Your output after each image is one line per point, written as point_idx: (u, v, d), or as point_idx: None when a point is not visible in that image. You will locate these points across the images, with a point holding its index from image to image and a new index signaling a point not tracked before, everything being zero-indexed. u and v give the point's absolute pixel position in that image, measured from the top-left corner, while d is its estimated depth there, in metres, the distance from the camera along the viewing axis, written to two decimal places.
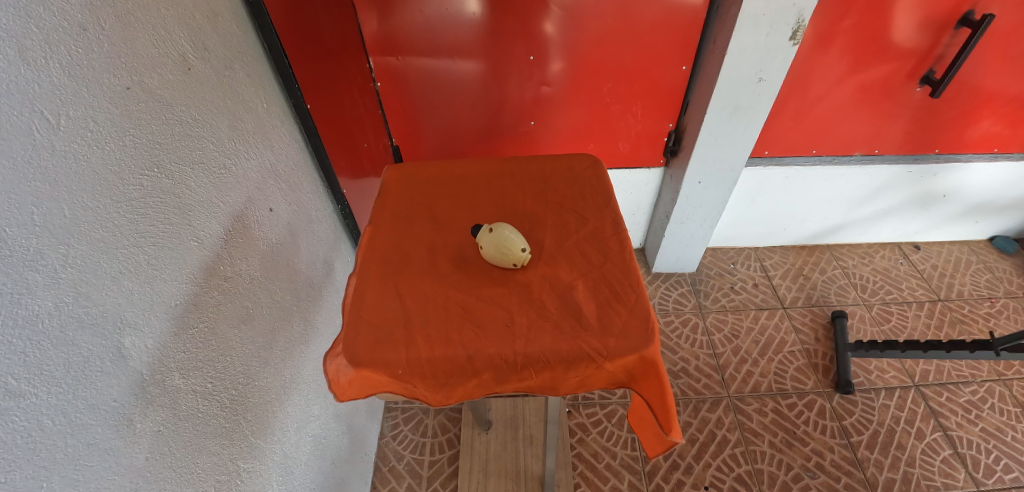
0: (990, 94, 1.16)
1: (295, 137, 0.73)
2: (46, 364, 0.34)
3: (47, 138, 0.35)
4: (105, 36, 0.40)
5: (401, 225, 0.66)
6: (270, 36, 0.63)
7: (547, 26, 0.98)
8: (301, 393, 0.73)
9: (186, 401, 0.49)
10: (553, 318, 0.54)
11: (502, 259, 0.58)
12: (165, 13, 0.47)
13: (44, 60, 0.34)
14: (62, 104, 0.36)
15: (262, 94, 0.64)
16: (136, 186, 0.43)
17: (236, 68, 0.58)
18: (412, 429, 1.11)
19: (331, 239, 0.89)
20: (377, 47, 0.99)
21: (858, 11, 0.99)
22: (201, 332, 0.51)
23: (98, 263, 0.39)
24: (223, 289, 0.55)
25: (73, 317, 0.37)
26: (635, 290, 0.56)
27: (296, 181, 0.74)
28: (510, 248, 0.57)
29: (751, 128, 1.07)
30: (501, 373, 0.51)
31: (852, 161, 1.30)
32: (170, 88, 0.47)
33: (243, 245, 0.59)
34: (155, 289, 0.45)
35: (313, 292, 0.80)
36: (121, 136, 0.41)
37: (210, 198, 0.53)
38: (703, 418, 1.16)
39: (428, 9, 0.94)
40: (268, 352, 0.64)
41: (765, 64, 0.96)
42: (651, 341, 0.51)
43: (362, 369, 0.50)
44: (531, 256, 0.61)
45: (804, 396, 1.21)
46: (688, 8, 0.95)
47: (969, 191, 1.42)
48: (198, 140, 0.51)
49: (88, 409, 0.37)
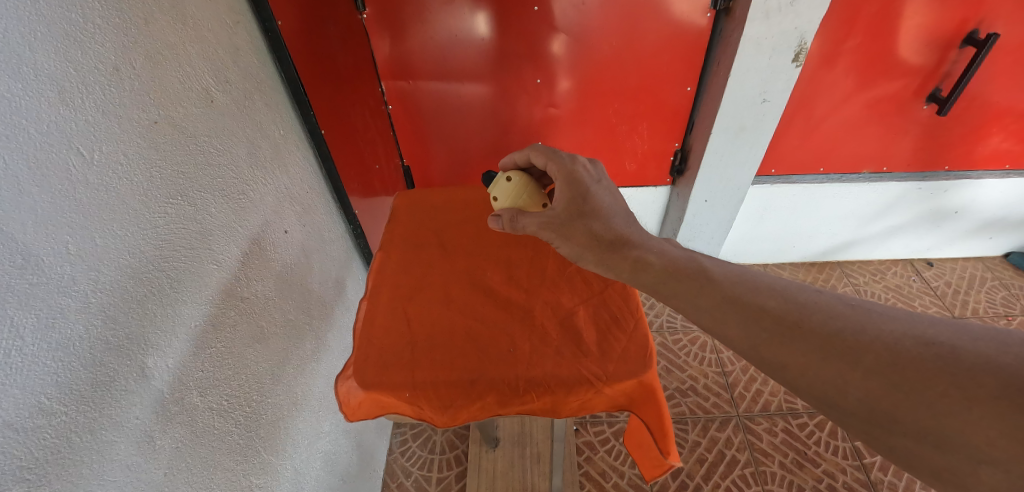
0: (999, 110, 1.16)
1: (310, 161, 0.76)
2: (76, 383, 0.36)
3: (81, 172, 0.37)
4: (135, 74, 0.42)
5: (410, 251, 0.69)
6: (288, 67, 0.66)
7: (553, 49, 1.00)
8: (312, 410, 0.75)
9: (203, 418, 0.51)
10: (554, 343, 0.55)
11: (514, 208, 0.60)
12: (191, 50, 0.50)
13: (81, 100, 0.37)
14: (96, 140, 0.38)
15: (280, 122, 0.67)
16: (161, 214, 0.45)
17: (255, 98, 0.61)
18: (420, 446, 1.12)
19: (343, 259, 0.91)
20: (390, 71, 1.03)
21: (860, 31, 1.00)
22: (219, 352, 0.53)
23: (126, 288, 0.41)
24: (240, 309, 0.57)
25: (101, 340, 0.39)
26: (634, 315, 0.57)
27: (310, 204, 0.76)
28: (527, 200, 0.61)
29: (756, 148, 1.08)
30: (502, 397, 0.51)
31: (860, 179, 1.30)
32: (194, 120, 0.50)
33: (259, 266, 0.61)
34: (177, 311, 0.47)
35: (324, 311, 0.82)
36: (149, 168, 0.44)
37: (228, 223, 0.55)
38: (711, 438, 1.16)
39: (438, 35, 0.97)
40: (281, 370, 0.66)
41: (768, 86, 0.97)
42: (649, 366, 0.52)
43: (370, 392, 0.52)
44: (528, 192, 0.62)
45: (814, 416, 1.19)
46: (691, 31, 0.97)
47: (982, 208, 1.40)
48: (218, 168, 0.54)
49: (113, 426, 0.40)
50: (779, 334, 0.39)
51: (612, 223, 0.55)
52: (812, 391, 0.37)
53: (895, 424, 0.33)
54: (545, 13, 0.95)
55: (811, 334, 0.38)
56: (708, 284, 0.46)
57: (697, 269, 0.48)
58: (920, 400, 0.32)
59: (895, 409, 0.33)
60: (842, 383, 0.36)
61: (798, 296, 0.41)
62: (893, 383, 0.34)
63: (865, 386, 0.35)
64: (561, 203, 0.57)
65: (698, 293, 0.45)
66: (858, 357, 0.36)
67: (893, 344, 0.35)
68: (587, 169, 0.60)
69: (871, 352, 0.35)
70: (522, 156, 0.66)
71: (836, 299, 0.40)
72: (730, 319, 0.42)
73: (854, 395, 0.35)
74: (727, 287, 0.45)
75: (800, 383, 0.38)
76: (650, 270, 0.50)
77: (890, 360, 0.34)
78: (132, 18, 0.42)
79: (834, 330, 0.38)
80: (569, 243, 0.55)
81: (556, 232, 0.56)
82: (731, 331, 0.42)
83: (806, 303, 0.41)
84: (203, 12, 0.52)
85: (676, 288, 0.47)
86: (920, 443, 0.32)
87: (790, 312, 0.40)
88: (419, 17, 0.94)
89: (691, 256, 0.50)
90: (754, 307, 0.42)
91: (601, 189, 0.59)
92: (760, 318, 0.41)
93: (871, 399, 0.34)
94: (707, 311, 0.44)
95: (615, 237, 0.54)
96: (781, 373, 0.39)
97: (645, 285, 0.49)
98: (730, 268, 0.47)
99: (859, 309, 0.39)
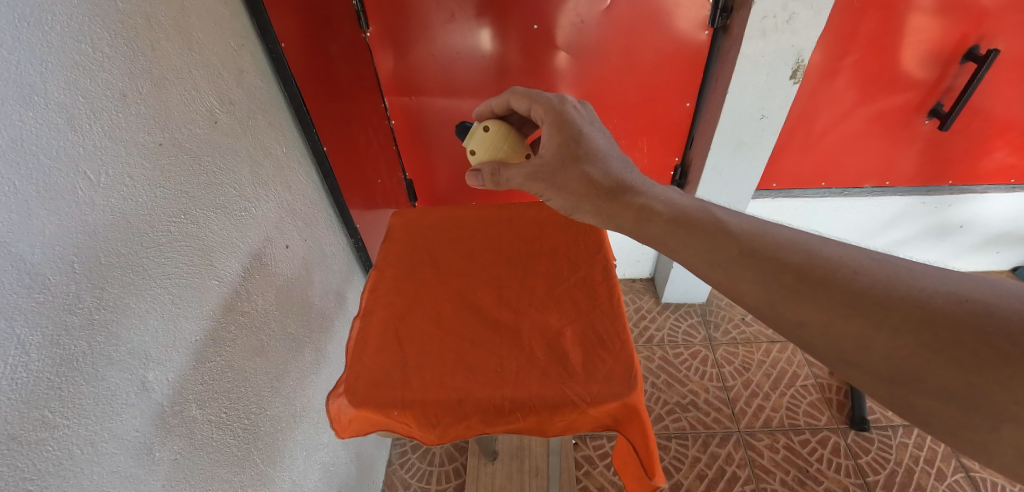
0: (1004, 124, 1.15)
1: (312, 178, 0.78)
2: (78, 397, 0.38)
3: (88, 195, 0.39)
4: (142, 99, 0.44)
5: (404, 269, 0.70)
6: (290, 86, 0.68)
7: (553, 67, 1.02)
8: (311, 422, 0.76)
9: (201, 430, 0.52)
10: (541, 364, 0.56)
11: (495, 160, 0.64)
12: (196, 75, 0.51)
13: (88, 125, 0.39)
14: (102, 164, 0.40)
15: (282, 140, 0.69)
16: (164, 232, 0.47)
17: (258, 117, 0.63)
18: (419, 457, 1.13)
19: (344, 271, 0.93)
20: (392, 87, 1.05)
21: (860, 47, 1.00)
22: (218, 365, 0.54)
23: (128, 305, 0.42)
24: (240, 323, 0.59)
25: (103, 355, 0.40)
26: (620, 336, 0.58)
27: (311, 219, 0.78)
28: (507, 150, 0.65)
29: (755, 165, 1.10)
30: (488, 417, 0.52)
31: (863, 193, 1.29)
32: (197, 141, 0.51)
33: (259, 280, 0.63)
34: (177, 326, 0.48)
35: (325, 323, 0.83)
36: (153, 189, 0.45)
37: (230, 240, 0.57)
38: (712, 454, 1.15)
39: (440, 53, 0.99)
40: (281, 382, 0.68)
41: (766, 102, 0.98)
42: (634, 388, 0.52)
43: (361, 410, 0.53)
44: (504, 143, 0.65)
45: (817, 433, 1.18)
46: (689, 48, 0.99)
47: (987, 222, 1.39)
48: (220, 187, 0.55)
49: (113, 438, 0.41)
50: (799, 290, 0.39)
51: (609, 167, 0.55)
52: (832, 350, 0.37)
53: (920, 384, 0.33)
54: (545, 31, 0.96)
55: (834, 290, 0.37)
56: (725, 237, 0.45)
57: (713, 222, 0.47)
58: (944, 359, 0.32)
59: (921, 368, 0.33)
60: (866, 343, 0.35)
61: (820, 250, 0.41)
62: (924, 342, 0.33)
63: (891, 344, 0.34)
64: (552, 150, 0.57)
65: (714, 247, 0.45)
66: (886, 314, 0.35)
67: (925, 300, 0.34)
68: (577, 111, 0.59)
69: (901, 309, 0.34)
70: (501, 99, 0.66)
71: (860, 253, 0.39)
72: (747, 275, 0.42)
73: (878, 353, 0.35)
74: (744, 240, 0.44)
75: (819, 345, 0.38)
76: (656, 221, 0.50)
77: (921, 318, 0.34)
78: (140, 45, 0.44)
79: (860, 286, 0.37)
80: (563, 192, 0.56)
81: (547, 182, 0.57)
82: (748, 290, 0.42)
83: (830, 258, 0.40)
84: (209, 38, 0.53)
85: (687, 241, 0.47)
86: (943, 402, 0.32)
87: (813, 267, 0.39)
88: (421, 34, 0.96)
89: (703, 206, 0.49)
90: (775, 262, 0.41)
91: (593, 131, 0.58)
92: (780, 273, 0.40)
93: (897, 358, 0.34)
94: (724, 267, 0.43)
95: (614, 184, 0.54)
96: (801, 333, 0.39)
97: (656, 237, 0.49)
98: (747, 220, 0.46)
99: (884, 264, 0.38)
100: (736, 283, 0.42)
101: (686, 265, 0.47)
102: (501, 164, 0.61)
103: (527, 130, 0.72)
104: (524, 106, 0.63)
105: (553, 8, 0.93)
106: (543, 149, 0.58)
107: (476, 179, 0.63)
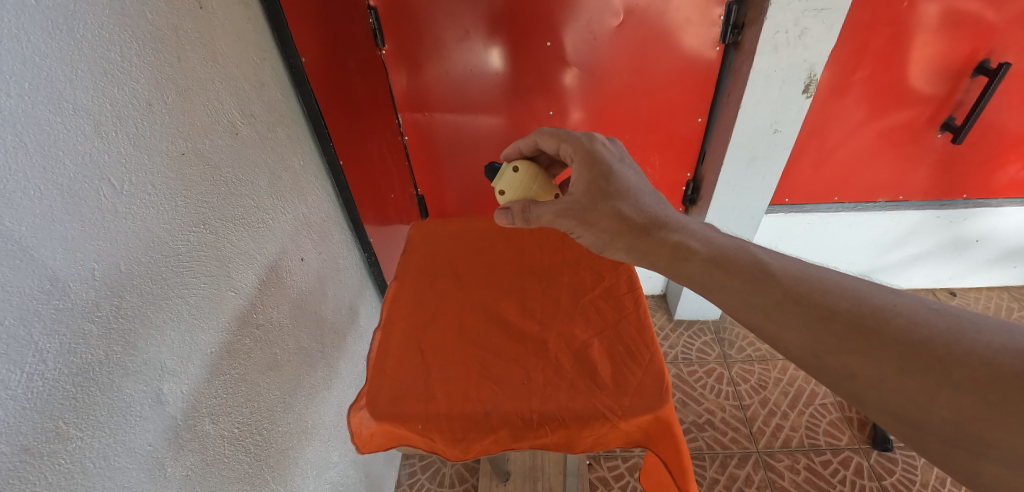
0: (1017, 137, 1.15)
1: (327, 191, 0.79)
2: (93, 409, 0.37)
3: (111, 202, 0.38)
4: (167, 109, 0.44)
5: (424, 281, 0.69)
6: (309, 101, 0.69)
7: (566, 83, 1.03)
8: (321, 439, 0.74)
9: (214, 445, 0.50)
10: (568, 376, 0.54)
11: (525, 199, 0.64)
12: (218, 86, 0.52)
13: (114, 132, 0.39)
14: (126, 171, 0.40)
15: (299, 153, 0.70)
16: (183, 242, 0.46)
17: (277, 130, 0.63)
18: (429, 478, 1.11)
19: (357, 287, 0.92)
20: (407, 102, 1.06)
21: (871, 62, 1.01)
22: (233, 378, 0.53)
23: (146, 314, 0.41)
24: (254, 336, 0.58)
25: (120, 365, 0.39)
26: (648, 349, 0.57)
27: (326, 232, 0.78)
28: (536, 190, 0.65)
29: (767, 180, 1.10)
30: (514, 430, 0.51)
31: (876, 207, 1.29)
32: (218, 152, 0.52)
33: (275, 293, 0.62)
34: (194, 338, 0.47)
35: (337, 339, 0.82)
36: (175, 198, 0.45)
37: (248, 251, 0.57)
38: (730, 475, 1.12)
39: (455, 69, 1.01)
40: (293, 397, 0.66)
41: (779, 116, 0.99)
42: (665, 401, 0.51)
43: (382, 422, 0.52)
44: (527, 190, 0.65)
45: (838, 453, 1.15)
46: (702, 63, 0.99)
47: (1003, 236, 1.38)
48: (239, 198, 0.55)
49: (126, 453, 0.39)
50: (850, 340, 0.37)
51: (641, 203, 0.56)
52: (885, 404, 0.35)
53: (989, 450, 0.31)
54: (557, 48, 0.97)
55: (889, 342, 0.36)
56: (767, 279, 0.44)
57: (753, 262, 0.46)
58: (1017, 424, 0.30)
59: (988, 432, 0.31)
60: (924, 399, 0.34)
61: (872, 297, 0.39)
62: (992, 402, 0.31)
63: (955, 403, 0.32)
64: (582, 188, 0.58)
65: (755, 290, 0.44)
66: (946, 371, 0.33)
67: (993, 357, 0.32)
68: (606, 148, 0.61)
69: (965, 367, 0.33)
70: (528, 140, 0.68)
71: (918, 303, 0.38)
72: (790, 320, 0.41)
73: (939, 413, 0.33)
74: (787, 284, 0.43)
75: (871, 400, 0.36)
76: (692, 259, 0.49)
77: (990, 377, 0.31)
78: (167, 57, 0.45)
79: (919, 338, 0.35)
80: (594, 229, 0.57)
81: (579, 219, 0.57)
82: (790, 335, 0.40)
83: (883, 306, 0.38)
84: (232, 51, 0.54)
85: (724, 280, 0.46)
86: (1011, 470, 0.30)
87: (865, 316, 0.38)
88: (435, 51, 0.98)
89: (742, 244, 0.49)
90: (822, 307, 0.40)
91: (624, 168, 0.59)
92: (829, 320, 0.39)
93: (962, 419, 0.32)
94: (766, 310, 0.43)
95: (647, 222, 0.54)
96: (850, 385, 0.37)
97: (692, 277, 0.48)
98: (791, 263, 0.45)
99: (945, 315, 0.36)
100: (777, 327, 0.41)
101: (722, 305, 0.46)
102: (531, 202, 0.61)
103: (555, 169, 0.73)
104: (553, 145, 0.65)
105: (565, 25, 0.94)
106: (573, 187, 0.60)
107: (505, 217, 0.62)
